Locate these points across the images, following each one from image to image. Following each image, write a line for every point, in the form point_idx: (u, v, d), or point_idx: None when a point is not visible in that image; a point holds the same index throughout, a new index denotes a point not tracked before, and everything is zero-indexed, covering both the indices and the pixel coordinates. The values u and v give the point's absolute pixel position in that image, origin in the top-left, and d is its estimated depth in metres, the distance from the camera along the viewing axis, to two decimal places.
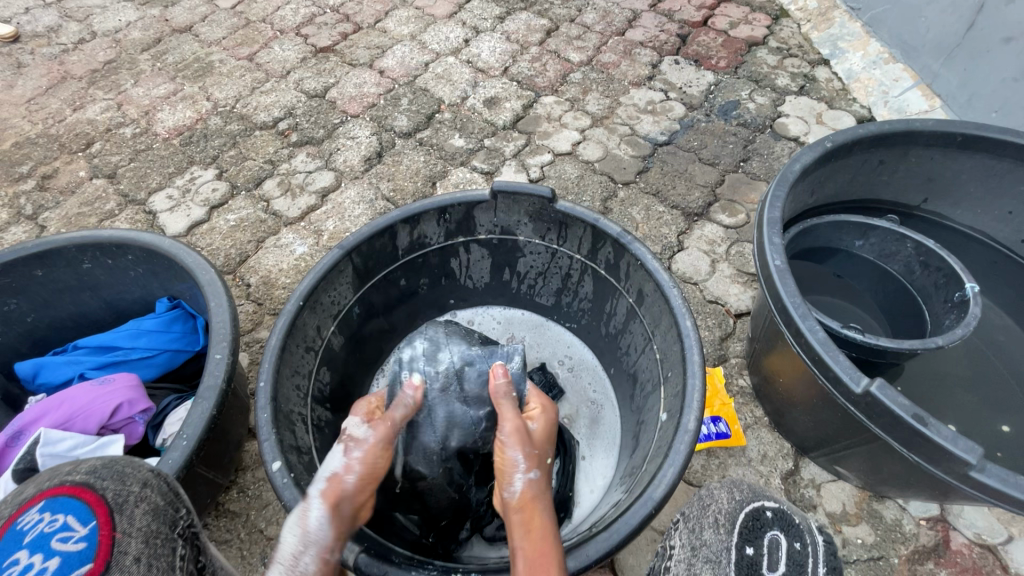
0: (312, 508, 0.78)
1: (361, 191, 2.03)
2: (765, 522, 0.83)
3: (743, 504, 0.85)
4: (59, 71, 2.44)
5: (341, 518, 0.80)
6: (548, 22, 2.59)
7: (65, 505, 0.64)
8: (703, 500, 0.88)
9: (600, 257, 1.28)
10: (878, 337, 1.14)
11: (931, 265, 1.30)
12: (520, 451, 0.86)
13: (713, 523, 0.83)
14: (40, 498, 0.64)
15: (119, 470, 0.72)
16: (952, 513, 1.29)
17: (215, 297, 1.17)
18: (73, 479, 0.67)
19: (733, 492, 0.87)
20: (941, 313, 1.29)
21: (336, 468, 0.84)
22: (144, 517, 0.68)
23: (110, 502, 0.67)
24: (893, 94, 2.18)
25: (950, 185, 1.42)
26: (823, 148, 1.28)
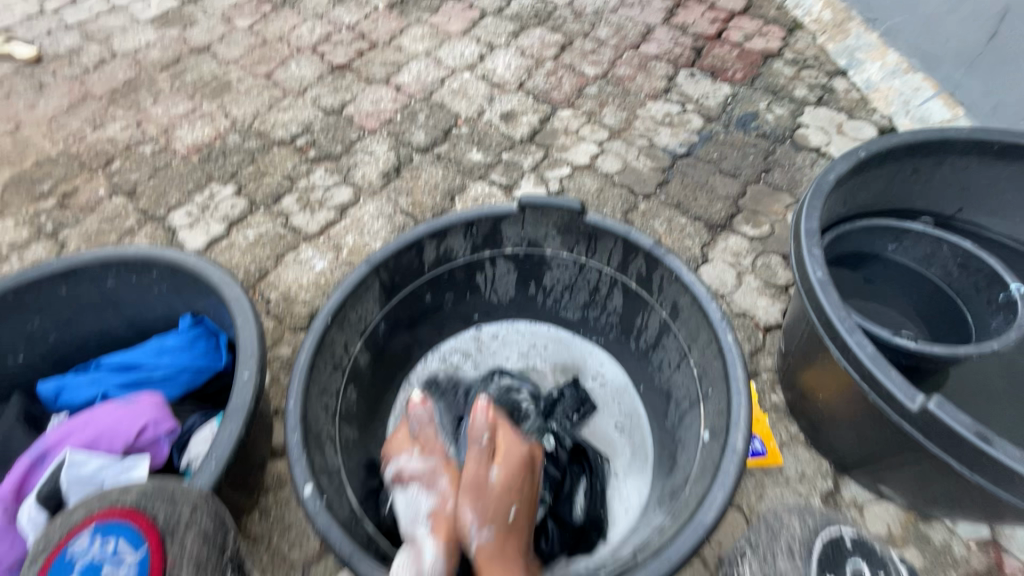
0: (428, 545, 0.95)
1: (380, 206, 2.02)
2: (845, 551, 0.86)
3: (819, 532, 0.89)
4: (79, 91, 2.47)
5: (455, 548, 0.97)
6: (562, 37, 2.60)
7: (115, 530, 0.73)
8: (772, 527, 0.92)
9: (631, 270, 1.26)
10: (929, 344, 1.10)
11: (970, 266, 1.29)
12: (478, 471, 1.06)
13: (786, 551, 0.87)
14: (90, 522, 0.74)
15: (170, 493, 0.79)
16: (1003, 535, 1.24)
17: (241, 313, 1.15)
18: (125, 503, 0.76)
19: (804, 518, 0.91)
20: (985, 314, 1.28)
21: (433, 505, 1.03)
22: (195, 541, 0.76)
23: (160, 527, 0.75)
24: (915, 103, 2.16)
25: (987, 194, 1.39)
26: (857, 157, 1.26)
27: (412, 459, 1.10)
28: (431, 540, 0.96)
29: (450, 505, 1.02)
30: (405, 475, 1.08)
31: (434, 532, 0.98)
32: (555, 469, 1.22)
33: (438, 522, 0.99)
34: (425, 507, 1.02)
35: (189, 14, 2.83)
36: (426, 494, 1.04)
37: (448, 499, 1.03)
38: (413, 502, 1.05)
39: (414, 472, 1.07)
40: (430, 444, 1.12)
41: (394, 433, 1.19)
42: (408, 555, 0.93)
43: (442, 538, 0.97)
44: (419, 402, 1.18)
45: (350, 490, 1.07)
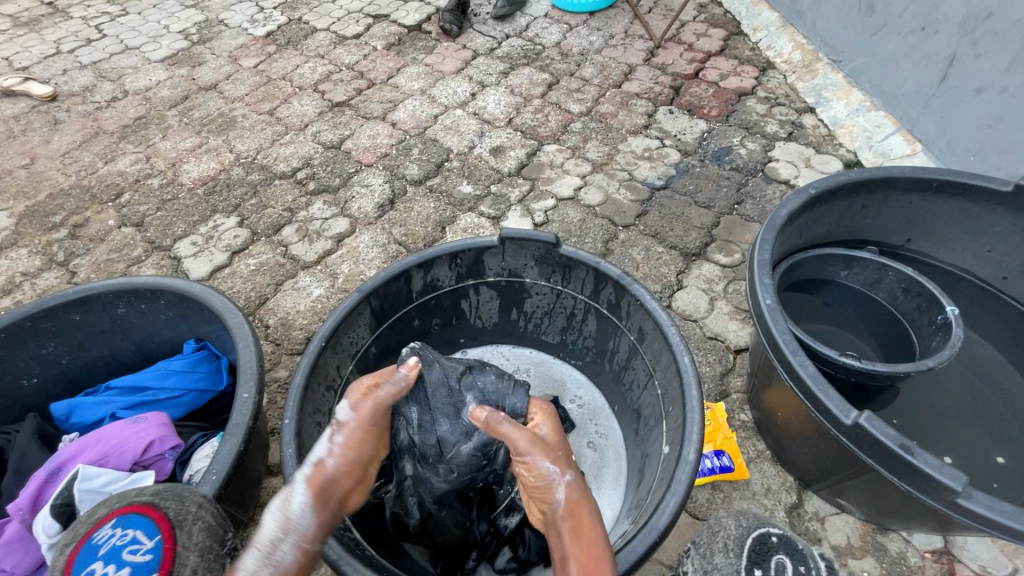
0: (295, 493, 0.89)
1: (375, 236, 2.14)
2: (772, 548, 0.90)
3: (750, 530, 0.93)
4: (93, 127, 2.62)
5: (328, 504, 0.91)
6: (549, 76, 2.77)
7: (134, 521, 0.85)
8: (712, 528, 0.98)
9: (602, 297, 1.36)
10: (873, 363, 1.21)
11: (913, 291, 1.38)
12: (548, 458, 0.95)
13: (722, 548, 0.92)
14: (112, 516, 0.85)
15: (179, 494, 0.92)
16: (955, 545, 1.32)
17: (242, 338, 1.26)
18: (142, 500, 0.88)
19: (740, 520, 0.95)
20: (927, 334, 1.35)
21: (322, 455, 0.96)
22: (199, 534, 0.87)
23: (171, 519, 0.86)
24: (876, 139, 2.32)
25: (930, 227, 1.51)
26: (807, 194, 1.38)
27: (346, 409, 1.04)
28: (303, 487, 0.90)
29: (330, 462, 0.95)
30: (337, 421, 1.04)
31: (309, 479, 0.92)
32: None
33: (319, 472, 0.93)
34: (314, 454, 0.96)
35: (198, 54, 3.01)
36: (325, 442, 0.98)
37: (339, 454, 0.96)
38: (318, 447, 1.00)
39: (333, 415, 1.01)
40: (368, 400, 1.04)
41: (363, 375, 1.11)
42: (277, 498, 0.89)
43: (310, 492, 0.90)
44: (407, 365, 1.13)
45: None
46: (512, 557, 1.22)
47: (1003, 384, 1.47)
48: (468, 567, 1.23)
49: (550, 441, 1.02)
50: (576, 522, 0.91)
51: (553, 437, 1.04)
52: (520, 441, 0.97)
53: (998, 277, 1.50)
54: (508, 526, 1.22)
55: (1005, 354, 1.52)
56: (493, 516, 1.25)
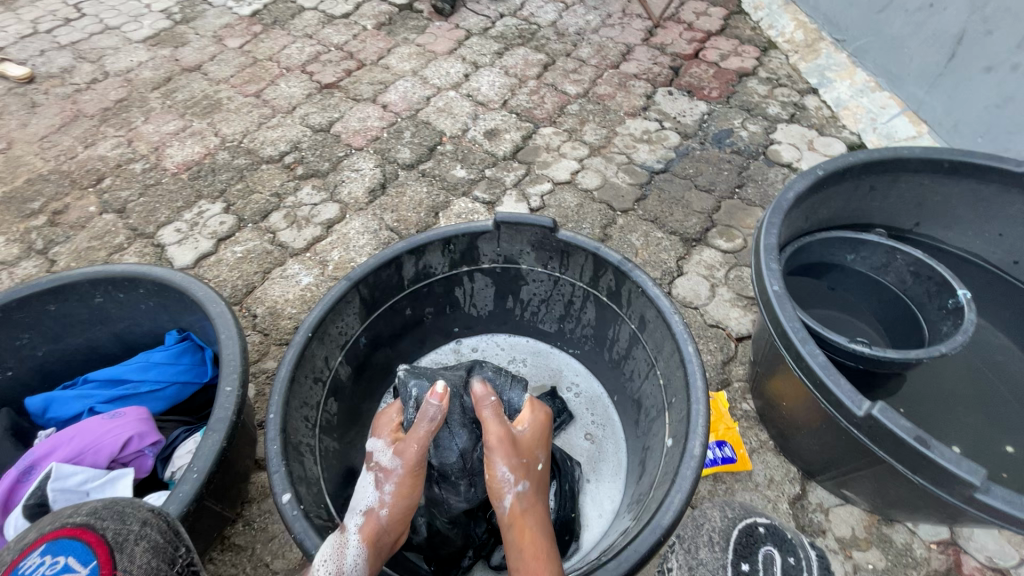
0: (350, 545, 0.89)
1: (366, 222, 2.07)
2: (759, 539, 1.01)
3: (737, 522, 1.04)
4: (71, 110, 2.52)
5: (379, 552, 0.93)
6: (544, 56, 2.68)
7: (65, 546, 0.66)
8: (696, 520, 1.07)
9: (602, 284, 1.31)
10: (884, 350, 1.17)
11: (922, 274, 1.34)
12: (506, 463, 0.95)
13: (708, 542, 1.02)
14: (40, 541, 0.67)
15: (120, 511, 0.74)
16: (962, 536, 1.29)
17: (225, 329, 1.20)
18: (73, 522, 0.70)
19: (725, 511, 1.06)
20: (937, 320, 1.31)
21: (372, 504, 0.96)
22: (145, 555, 0.70)
23: (110, 540, 0.69)
24: (881, 121, 2.25)
25: (939, 210, 1.46)
26: (815, 175, 1.33)
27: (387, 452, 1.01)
28: (357, 539, 0.90)
29: (383, 513, 0.95)
30: (374, 462, 1.02)
31: (361, 531, 0.92)
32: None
33: (370, 524, 0.93)
34: (365, 504, 0.96)
35: (181, 34, 2.90)
36: (374, 490, 0.98)
37: (391, 505, 0.96)
38: (363, 491, 0.99)
39: (377, 461, 1.00)
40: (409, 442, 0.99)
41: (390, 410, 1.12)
42: (330, 543, 0.88)
43: (364, 543, 0.90)
44: (439, 396, 1.02)
45: (327, 498, 1.11)
46: (509, 552, 1.18)
47: (1011, 371, 1.44)
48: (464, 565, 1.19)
49: (522, 442, 1.01)
50: (518, 534, 0.92)
51: (528, 439, 1.02)
52: (489, 437, 0.98)
53: (1010, 261, 1.45)
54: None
55: (1014, 341, 1.48)
56: (489, 514, 1.21)
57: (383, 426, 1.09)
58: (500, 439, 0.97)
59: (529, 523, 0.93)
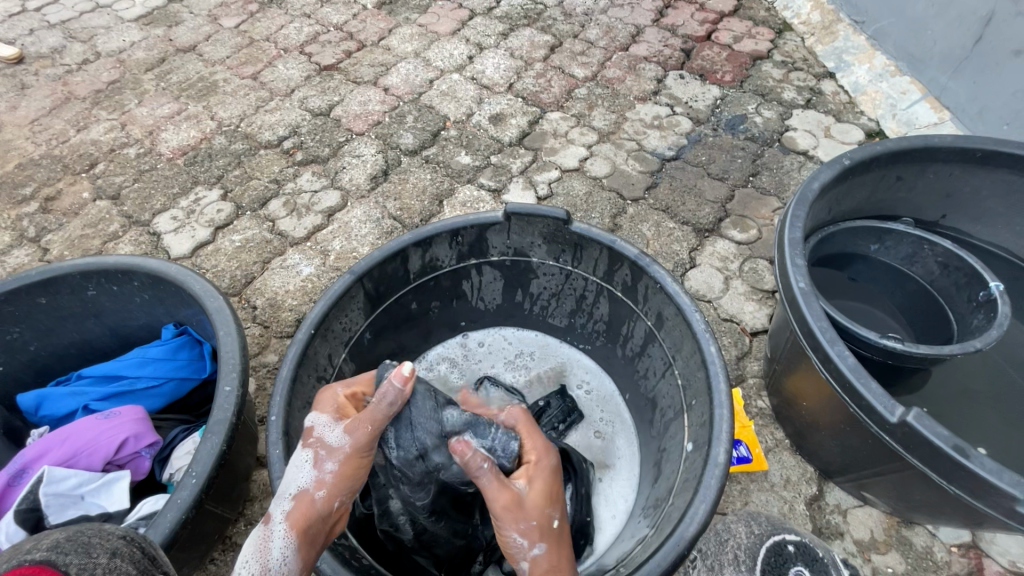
0: (276, 531, 0.81)
1: (367, 210, 2.01)
2: (788, 557, 0.92)
3: (764, 538, 0.96)
4: (63, 92, 2.43)
5: (312, 538, 0.84)
6: (551, 38, 2.59)
7: None
8: (720, 537, 1.01)
9: (616, 279, 1.26)
10: (918, 346, 1.13)
11: (950, 265, 1.31)
12: (518, 529, 0.87)
13: (734, 559, 0.95)
14: None
15: (84, 542, 0.64)
16: (984, 540, 1.26)
17: (223, 325, 1.15)
18: (32, 559, 0.59)
19: (752, 527, 0.98)
20: (965, 312, 1.29)
21: (308, 484, 0.87)
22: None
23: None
24: (901, 107, 2.17)
25: (971, 202, 1.40)
26: (841, 165, 1.27)
27: (332, 431, 0.91)
28: (284, 527, 0.81)
29: (321, 494, 0.86)
30: (313, 436, 0.92)
31: (289, 517, 0.83)
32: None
33: (301, 507, 0.84)
34: (298, 484, 0.86)
35: (175, 13, 2.79)
36: (311, 470, 0.88)
37: (330, 487, 0.87)
38: (297, 469, 0.88)
39: (319, 438, 0.90)
40: (358, 419, 0.91)
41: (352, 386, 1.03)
42: (252, 542, 0.80)
43: (293, 528, 0.82)
44: (404, 376, 0.92)
45: None
46: None
47: None
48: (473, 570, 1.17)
49: (529, 499, 0.90)
50: None
51: (536, 497, 0.90)
52: (494, 502, 0.88)
53: None
54: None
55: None
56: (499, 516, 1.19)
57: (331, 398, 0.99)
58: (505, 500, 0.88)
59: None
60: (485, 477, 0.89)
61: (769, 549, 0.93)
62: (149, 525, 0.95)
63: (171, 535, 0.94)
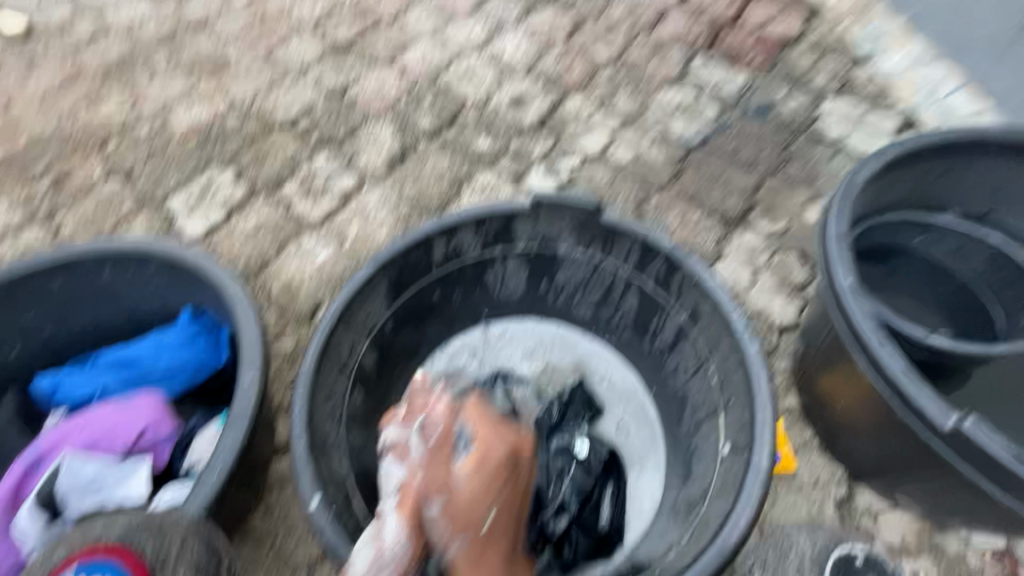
0: (387, 523, 0.94)
1: (384, 194, 1.96)
2: (855, 567, 1.16)
3: (829, 551, 1.19)
4: (73, 67, 2.37)
5: (422, 523, 0.94)
6: (573, 17, 2.49)
7: (98, 567, 0.82)
8: (780, 549, 1.21)
9: (648, 272, 1.21)
10: (967, 344, 1.08)
11: (998, 262, 1.35)
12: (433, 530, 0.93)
13: (797, 569, 1.18)
14: (74, 561, 0.82)
15: (156, 526, 0.88)
16: (1018, 547, 1.23)
17: (243, 312, 1.11)
18: (112, 540, 0.85)
19: (814, 539, 1.22)
20: (1014, 309, 1.34)
21: (404, 478, 1.00)
22: (184, 572, 0.84)
23: (146, 562, 0.84)
24: (939, 94, 2.09)
25: (1022, 195, 1.29)
26: (887, 157, 1.20)
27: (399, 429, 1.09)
28: (394, 516, 0.94)
29: (416, 479, 0.97)
30: (391, 446, 1.08)
31: (399, 508, 0.95)
32: (585, 479, 1.17)
33: (408, 496, 0.96)
34: (397, 481, 1.01)
35: None
36: (401, 467, 1.02)
37: (422, 471, 0.98)
38: (391, 475, 1.04)
39: (394, 445, 1.06)
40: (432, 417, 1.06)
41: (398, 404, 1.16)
42: (369, 532, 0.94)
43: (401, 516, 0.94)
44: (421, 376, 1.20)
45: (355, 497, 1.06)
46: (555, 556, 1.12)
47: None
48: None
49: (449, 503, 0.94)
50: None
51: (463, 493, 0.94)
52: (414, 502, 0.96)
53: None
54: (557, 530, 1.12)
55: None
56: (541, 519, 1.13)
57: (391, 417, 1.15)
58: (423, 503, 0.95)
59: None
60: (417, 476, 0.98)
61: (837, 557, 1.18)
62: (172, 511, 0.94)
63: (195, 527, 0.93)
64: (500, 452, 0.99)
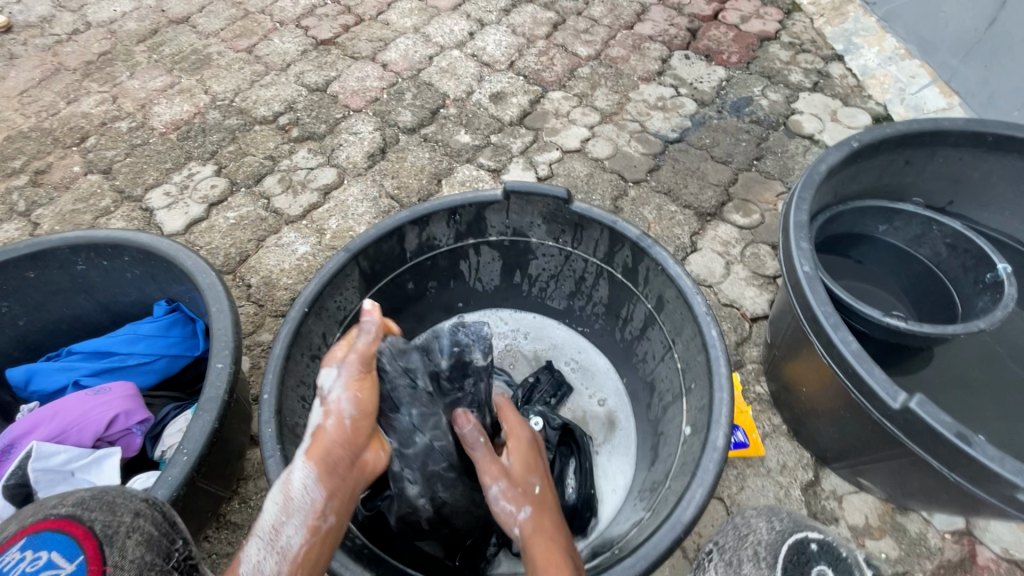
0: (294, 475, 0.76)
1: (364, 189, 1.97)
2: (812, 556, 0.64)
3: (786, 536, 0.68)
4: (52, 63, 2.36)
5: (335, 471, 0.78)
6: (554, 15, 2.52)
7: (48, 540, 0.52)
8: (739, 529, 0.75)
9: (617, 261, 1.23)
10: (921, 324, 1.12)
11: (959, 247, 1.32)
12: (503, 496, 0.90)
13: (752, 557, 0.68)
14: (20, 535, 0.52)
15: (109, 500, 0.59)
16: (978, 527, 1.26)
17: (215, 301, 1.12)
18: (56, 513, 0.55)
19: (772, 520, 0.72)
20: (972, 295, 1.30)
21: (320, 419, 0.81)
22: (138, 549, 0.56)
23: (99, 535, 0.54)
24: (910, 91, 2.13)
25: (978, 186, 1.37)
26: (849, 148, 1.24)
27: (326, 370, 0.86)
28: (304, 463, 0.77)
29: (334, 423, 0.81)
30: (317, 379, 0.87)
31: (308, 454, 0.77)
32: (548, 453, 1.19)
33: (318, 442, 0.78)
34: (310, 421, 0.82)
35: None
36: (318, 405, 0.83)
37: (343, 414, 0.82)
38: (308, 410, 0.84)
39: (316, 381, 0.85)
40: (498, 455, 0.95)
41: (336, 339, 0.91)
42: (275, 485, 0.76)
43: (311, 466, 0.76)
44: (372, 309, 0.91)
45: None
46: None
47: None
48: (489, 553, 1.16)
49: (514, 470, 0.94)
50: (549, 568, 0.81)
51: (514, 464, 0.94)
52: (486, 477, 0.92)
53: None
54: None
55: None
56: None
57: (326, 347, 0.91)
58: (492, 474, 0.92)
59: (542, 542, 0.85)
60: (476, 454, 0.96)
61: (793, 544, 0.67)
62: None
63: None
64: (528, 435, 1.02)
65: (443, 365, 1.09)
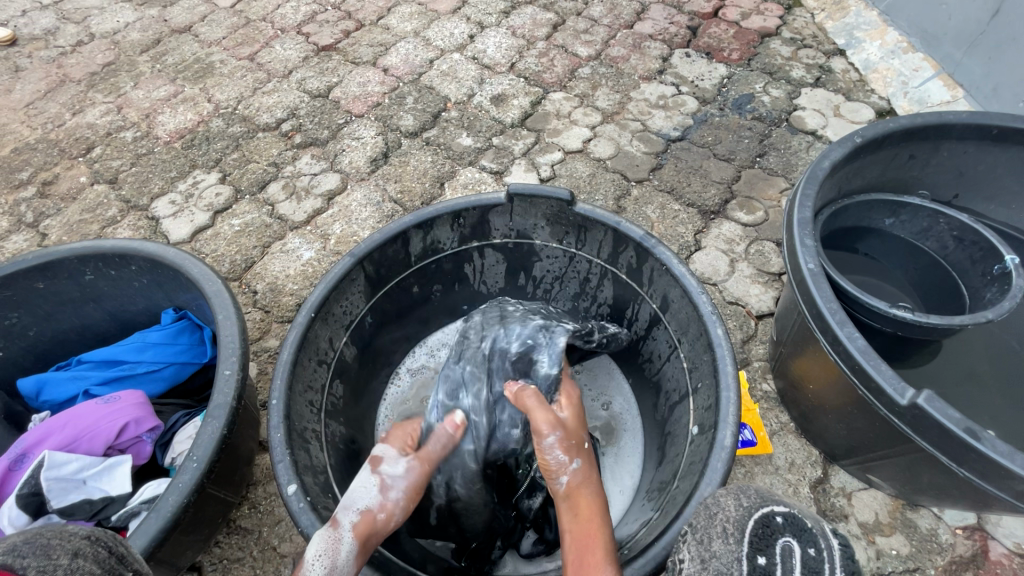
0: (343, 538, 0.86)
1: (368, 193, 1.98)
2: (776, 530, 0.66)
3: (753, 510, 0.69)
4: (57, 75, 2.38)
5: (367, 552, 0.90)
6: (554, 16, 2.52)
7: None
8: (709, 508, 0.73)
9: (622, 261, 1.23)
10: (929, 316, 1.11)
11: (966, 239, 1.32)
12: (558, 446, 0.99)
13: (720, 532, 0.68)
14: None
15: (43, 543, 0.60)
16: (989, 522, 1.25)
17: (222, 309, 1.13)
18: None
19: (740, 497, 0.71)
20: (979, 286, 1.30)
21: (372, 504, 0.94)
22: None
23: None
24: (913, 84, 2.12)
25: (983, 178, 1.37)
26: (852, 143, 1.23)
27: (399, 465, 1.02)
28: (351, 535, 0.87)
29: (384, 517, 0.94)
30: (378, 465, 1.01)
31: (357, 529, 0.89)
32: None
33: (366, 523, 0.91)
34: (364, 502, 0.94)
35: None
36: (376, 492, 0.97)
37: (394, 511, 0.96)
38: (359, 488, 0.97)
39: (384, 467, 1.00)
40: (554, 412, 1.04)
41: (407, 425, 1.13)
42: (322, 539, 0.85)
43: (358, 540, 0.88)
44: (457, 423, 1.12)
45: (334, 485, 1.07)
46: (539, 539, 1.16)
47: None
48: (495, 556, 1.15)
49: (569, 425, 1.04)
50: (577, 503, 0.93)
51: (568, 422, 1.04)
52: (541, 425, 1.01)
53: None
54: (533, 507, 1.17)
55: None
56: (516, 499, 1.20)
57: (396, 437, 1.09)
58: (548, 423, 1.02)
59: (588, 492, 0.94)
60: (532, 407, 1.05)
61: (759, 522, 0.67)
62: (152, 509, 0.94)
63: (172, 519, 0.94)
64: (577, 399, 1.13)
65: (511, 351, 1.22)
